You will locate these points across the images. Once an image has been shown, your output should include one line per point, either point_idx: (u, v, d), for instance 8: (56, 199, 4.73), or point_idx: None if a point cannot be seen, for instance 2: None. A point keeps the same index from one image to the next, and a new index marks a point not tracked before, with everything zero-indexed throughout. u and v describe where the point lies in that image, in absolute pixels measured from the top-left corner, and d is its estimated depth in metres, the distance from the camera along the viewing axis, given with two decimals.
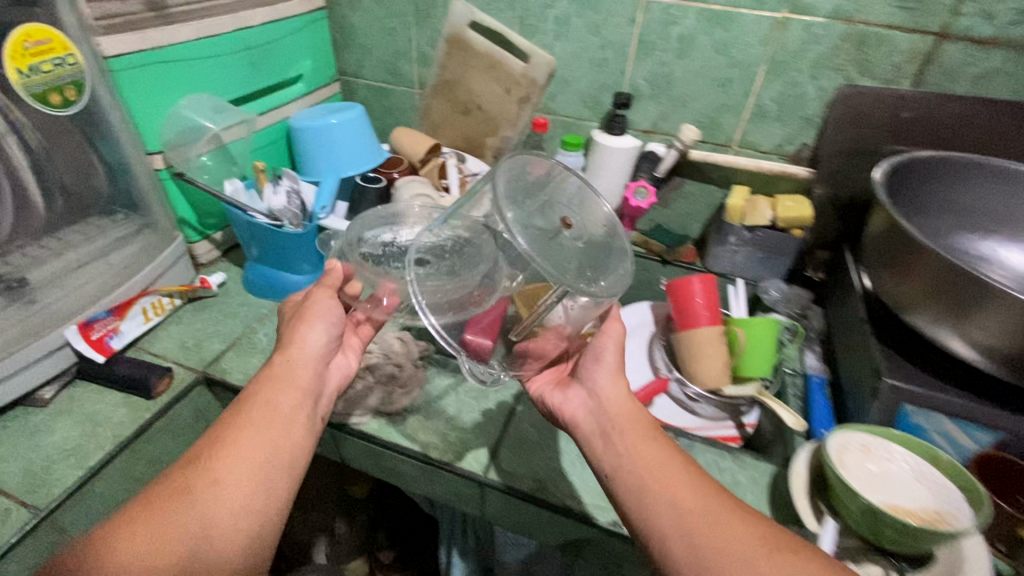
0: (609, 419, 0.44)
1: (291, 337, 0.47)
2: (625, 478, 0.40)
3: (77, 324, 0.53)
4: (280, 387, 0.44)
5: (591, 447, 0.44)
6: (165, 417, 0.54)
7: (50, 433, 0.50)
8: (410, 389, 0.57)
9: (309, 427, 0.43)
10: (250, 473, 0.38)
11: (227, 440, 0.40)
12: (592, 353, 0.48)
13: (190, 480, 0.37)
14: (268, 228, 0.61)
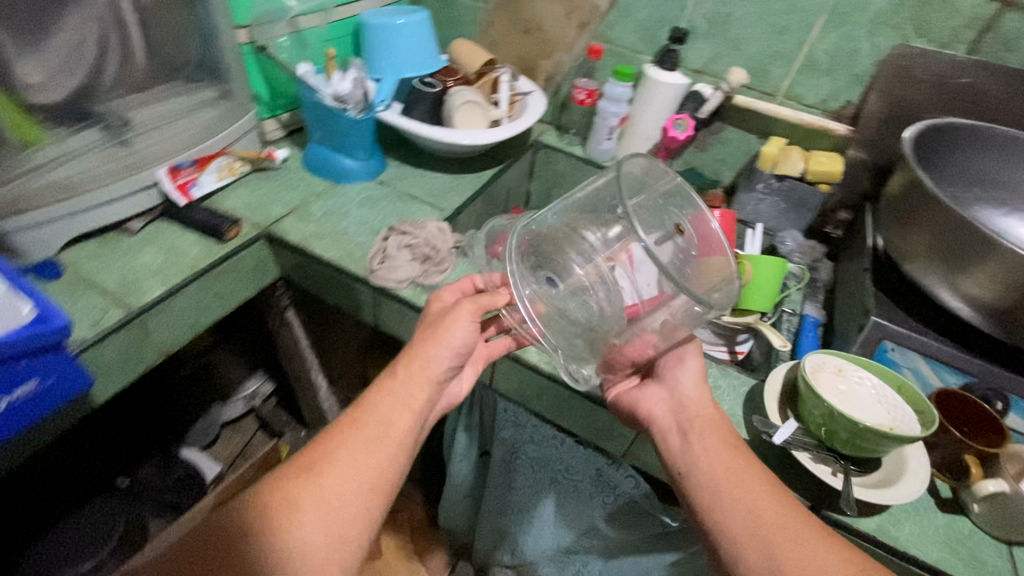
0: (688, 419, 0.49)
1: (417, 354, 0.49)
2: (701, 476, 0.46)
3: (166, 166, 0.62)
4: (392, 406, 0.47)
5: (665, 442, 0.50)
6: (232, 258, 0.62)
7: (140, 255, 0.59)
8: (443, 267, 0.62)
9: (408, 453, 0.47)
10: (350, 496, 0.43)
11: (339, 453, 0.44)
12: (675, 356, 0.53)
13: (302, 496, 0.41)
14: (333, 111, 0.68)
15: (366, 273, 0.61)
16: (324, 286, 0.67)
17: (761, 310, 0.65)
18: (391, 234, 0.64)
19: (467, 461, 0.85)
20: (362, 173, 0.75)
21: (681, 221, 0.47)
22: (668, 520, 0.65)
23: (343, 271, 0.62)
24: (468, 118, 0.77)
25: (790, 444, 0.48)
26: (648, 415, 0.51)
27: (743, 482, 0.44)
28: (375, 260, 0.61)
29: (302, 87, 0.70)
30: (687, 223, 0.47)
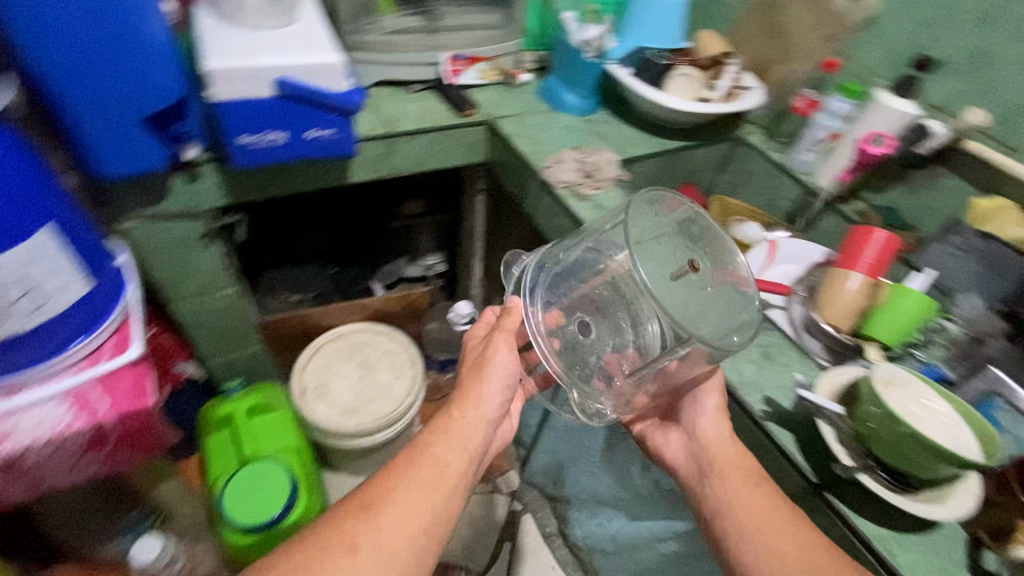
0: (706, 460, 0.53)
1: (471, 394, 0.55)
2: (727, 521, 0.49)
3: (448, 54, 0.86)
4: (449, 445, 0.52)
5: (692, 488, 0.54)
6: (461, 127, 0.83)
7: (408, 104, 0.84)
8: (599, 186, 0.74)
9: (462, 496, 0.51)
10: (408, 540, 0.46)
11: (396, 497, 0.48)
12: (692, 396, 0.55)
13: (359, 538, 0.45)
14: (575, 49, 0.84)
15: (540, 167, 0.75)
16: (508, 174, 0.85)
17: (883, 342, 0.60)
18: (574, 150, 0.78)
19: None
20: (576, 108, 0.89)
21: (698, 260, 0.51)
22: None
23: (525, 160, 0.78)
24: (681, 89, 0.87)
25: (824, 415, 0.50)
26: (674, 461, 0.57)
27: (759, 520, 0.47)
28: (553, 161, 0.76)
29: (561, 28, 0.87)
30: (702, 263, 0.51)
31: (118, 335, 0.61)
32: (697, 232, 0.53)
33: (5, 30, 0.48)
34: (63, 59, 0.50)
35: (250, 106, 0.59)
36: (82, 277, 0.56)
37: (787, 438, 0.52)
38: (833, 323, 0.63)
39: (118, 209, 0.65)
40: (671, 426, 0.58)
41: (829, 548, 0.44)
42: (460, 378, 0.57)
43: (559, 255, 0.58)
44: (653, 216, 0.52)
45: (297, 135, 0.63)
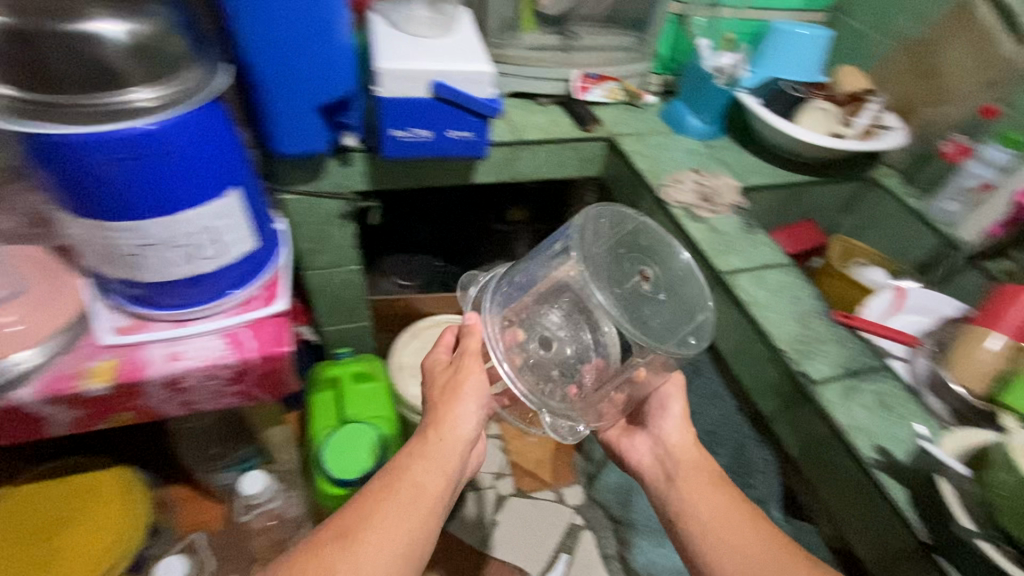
0: (671, 463, 0.59)
1: (447, 415, 0.55)
2: (690, 522, 0.54)
3: (580, 72, 0.90)
4: (428, 467, 0.53)
5: (657, 492, 0.59)
6: (582, 141, 0.87)
7: (535, 115, 0.89)
8: (716, 211, 0.74)
9: (439, 517, 0.52)
10: (385, 566, 0.47)
11: (374, 524, 0.49)
12: (658, 402, 0.62)
13: (337, 564, 0.46)
14: (707, 75, 0.85)
15: (658, 186, 0.77)
16: (623, 191, 0.87)
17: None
18: (692, 174, 0.79)
19: None
20: (698, 133, 0.90)
21: (647, 268, 0.57)
22: (776, 514, 0.70)
23: (641, 176, 0.80)
24: (814, 122, 0.84)
25: (947, 473, 0.47)
26: (638, 465, 0.62)
27: (729, 518, 0.53)
28: (671, 181, 0.78)
29: (694, 53, 0.89)
30: (650, 269, 0.57)
31: (268, 289, 0.70)
32: (648, 241, 0.57)
33: (235, 29, 0.59)
34: (272, 51, 0.60)
35: (408, 104, 0.66)
36: (252, 233, 0.64)
37: (900, 492, 0.49)
38: (965, 384, 0.58)
39: (278, 180, 0.76)
40: (635, 433, 0.64)
41: (788, 551, 0.49)
42: (433, 397, 0.57)
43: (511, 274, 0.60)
44: (597, 231, 0.55)
45: (439, 133, 0.70)
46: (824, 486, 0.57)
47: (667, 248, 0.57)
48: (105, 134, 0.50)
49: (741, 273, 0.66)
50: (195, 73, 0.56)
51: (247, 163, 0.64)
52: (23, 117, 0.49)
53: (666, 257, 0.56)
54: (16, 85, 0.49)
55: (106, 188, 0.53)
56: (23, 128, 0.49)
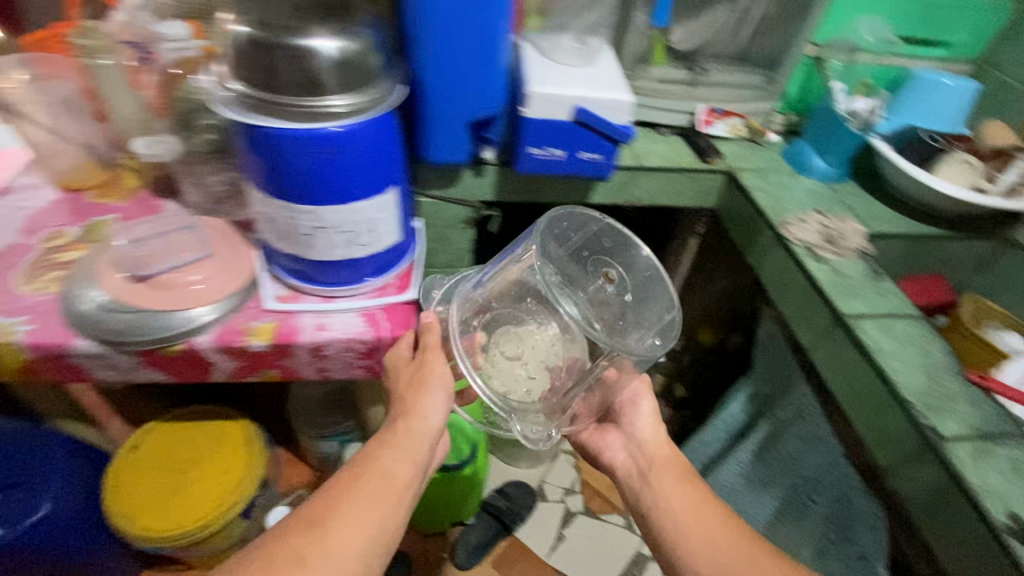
0: (645, 461, 0.68)
1: (416, 408, 0.64)
2: (661, 512, 0.62)
3: (706, 106, 0.92)
4: (395, 456, 0.60)
5: (631, 485, 0.67)
6: (702, 172, 0.89)
7: (656, 144, 0.92)
8: (840, 252, 0.74)
9: (405, 503, 0.58)
10: (355, 545, 0.53)
11: (345, 509, 0.54)
12: (631, 402, 0.73)
13: (309, 543, 0.51)
14: (840, 117, 0.85)
15: (779, 222, 0.77)
16: (739, 224, 0.88)
17: None
18: (816, 215, 0.79)
19: (725, 429, 0.94)
20: (822, 174, 0.90)
21: (609, 269, 0.71)
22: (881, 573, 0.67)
23: (761, 211, 0.81)
24: (954, 175, 0.81)
25: None
26: (613, 461, 0.71)
27: (697, 515, 0.60)
28: (795, 219, 0.78)
29: (827, 95, 0.89)
30: (612, 271, 0.71)
31: (400, 280, 0.78)
32: (613, 244, 0.71)
33: (412, 48, 0.66)
34: (440, 71, 0.68)
35: (549, 126, 0.72)
36: (397, 230, 0.73)
37: None
38: None
39: (418, 183, 0.84)
40: (609, 431, 0.73)
41: (748, 540, 0.58)
42: (402, 395, 0.66)
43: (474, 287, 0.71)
44: (564, 228, 0.69)
45: (572, 154, 0.75)
46: (945, 550, 0.54)
47: (629, 247, 0.69)
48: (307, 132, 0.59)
49: (866, 317, 0.66)
50: (381, 87, 0.64)
51: (403, 166, 0.72)
52: (248, 111, 0.59)
53: (625, 253, 0.69)
54: (247, 85, 0.59)
55: (294, 175, 0.62)
56: (246, 121, 0.59)
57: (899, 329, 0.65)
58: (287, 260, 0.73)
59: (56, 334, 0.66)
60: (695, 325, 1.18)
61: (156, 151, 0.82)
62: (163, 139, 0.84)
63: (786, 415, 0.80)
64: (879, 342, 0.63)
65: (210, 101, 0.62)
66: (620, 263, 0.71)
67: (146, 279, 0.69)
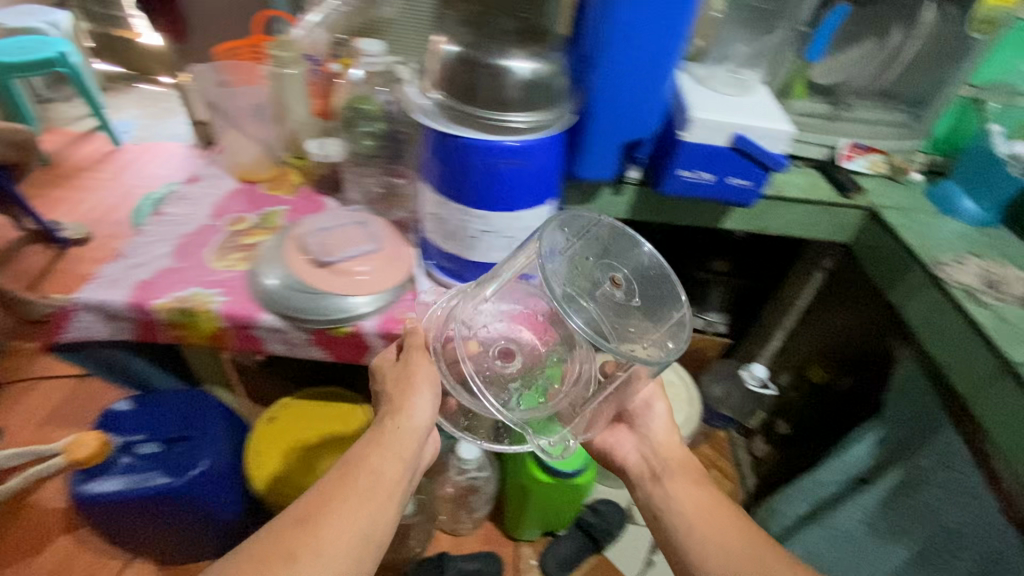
0: (659, 461, 0.70)
1: (402, 406, 0.60)
2: (676, 512, 0.64)
3: (849, 141, 0.92)
4: (384, 456, 0.57)
5: (643, 484, 0.69)
6: (842, 206, 0.89)
7: (792, 175, 0.93)
8: (1001, 297, 0.72)
9: (396, 503, 0.55)
10: (343, 549, 0.50)
11: (333, 509, 0.52)
12: (645, 407, 0.74)
13: (296, 549, 0.48)
14: (999, 159, 0.83)
15: (932, 261, 0.77)
16: (881, 260, 0.86)
17: None
18: (971, 257, 0.78)
19: (844, 471, 0.91)
20: (971, 217, 0.87)
21: (616, 274, 0.63)
22: None
23: (911, 250, 0.80)
24: None
25: None
26: (626, 461, 0.73)
27: (708, 517, 0.62)
28: (949, 259, 0.78)
29: (983, 137, 0.87)
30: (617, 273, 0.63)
31: None
32: (617, 243, 0.64)
33: (586, 73, 0.70)
34: (608, 95, 0.71)
35: (705, 150, 0.74)
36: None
37: None
38: None
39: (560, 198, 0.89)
40: (622, 430, 0.75)
41: (762, 541, 0.59)
42: (389, 395, 0.62)
43: (479, 294, 0.69)
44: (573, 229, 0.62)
45: (721, 178, 0.77)
46: None
47: (630, 244, 0.64)
48: (490, 144, 0.65)
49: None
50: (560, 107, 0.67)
51: (557, 183, 0.74)
52: (442, 119, 0.66)
53: (629, 251, 0.64)
54: (446, 96, 0.66)
55: (474, 179, 0.68)
56: (439, 128, 0.66)
57: None
58: (442, 259, 0.79)
59: (247, 306, 0.73)
60: (805, 362, 1.16)
61: (325, 151, 0.92)
62: (331, 142, 0.93)
63: (924, 463, 0.77)
64: None
65: (410, 108, 0.70)
66: (623, 264, 0.64)
67: (326, 264, 0.76)
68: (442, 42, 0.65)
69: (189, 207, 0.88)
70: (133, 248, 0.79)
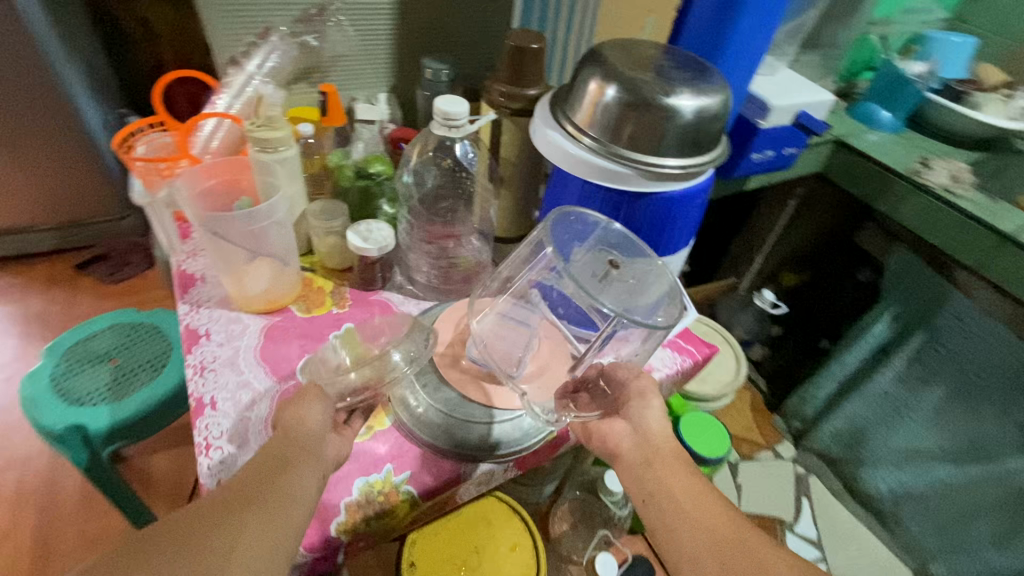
0: (653, 449, 0.52)
1: (299, 413, 0.52)
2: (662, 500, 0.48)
3: None
4: (286, 437, 0.50)
5: (633, 472, 0.51)
6: (821, 145, 1.07)
7: None
8: (960, 182, 0.98)
9: (315, 465, 0.49)
10: (259, 515, 0.43)
11: (236, 485, 0.45)
12: (638, 392, 0.56)
13: (203, 523, 0.41)
14: (909, 79, 1.05)
15: (916, 175, 0.99)
16: (860, 180, 1.06)
17: None
18: (922, 164, 1.01)
19: (867, 345, 1.17)
20: (891, 127, 1.09)
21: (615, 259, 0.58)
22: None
23: (890, 168, 1.01)
24: (992, 107, 1.06)
25: None
26: (615, 449, 0.54)
27: (711, 509, 0.47)
28: (922, 168, 1.00)
29: (891, 62, 1.08)
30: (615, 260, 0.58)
31: None
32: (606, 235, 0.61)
33: None
34: None
35: (777, 132, 0.80)
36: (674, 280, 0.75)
37: None
38: None
39: None
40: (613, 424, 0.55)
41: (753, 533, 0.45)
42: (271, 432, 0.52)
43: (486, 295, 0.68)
44: (564, 240, 0.59)
45: (780, 154, 0.85)
46: None
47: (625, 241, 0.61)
48: (670, 195, 0.61)
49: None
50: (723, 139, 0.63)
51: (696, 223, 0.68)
52: (622, 175, 0.59)
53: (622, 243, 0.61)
54: (609, 145, 0.59)
55: (652, 230, 0.64)
56: (630, 189, 0.60)
57: None
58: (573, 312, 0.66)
59: (440, 468, 0.59)
60: (778, 268, 1.35)
61: (379, 241, 0.72)
62: (373, 226, 0.73)
63: (947, 320, 1.03)
64: None
65: (552, 158, 0.62)
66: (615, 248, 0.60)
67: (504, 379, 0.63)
68: (601, 85, 0.58)
69: (231, 377, 0.63)
70: (223, 473, 0.56)
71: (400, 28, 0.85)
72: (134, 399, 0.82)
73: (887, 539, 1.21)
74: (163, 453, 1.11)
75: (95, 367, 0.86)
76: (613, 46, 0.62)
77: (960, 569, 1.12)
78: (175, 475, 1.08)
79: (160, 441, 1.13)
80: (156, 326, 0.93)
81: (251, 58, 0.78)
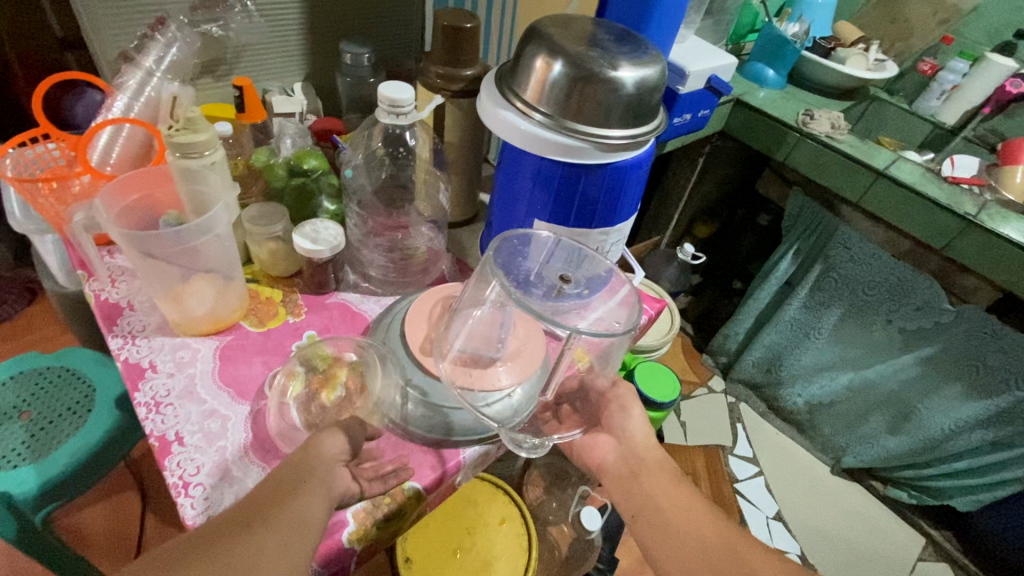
0: (638, 460, 0.63)
1: (303, 446, 0.50)
2: (649, 505, 0.59)
3: None
4: (293, 461, 0.49)
5: (621, 484, 0.62)
6: (723, 105, 1.16)
7: None
8: (839, 129, 1.12)
9: (328, 481, 0.48)
10: (286, 520, 0.45)
11: (263, 494, 0.46)
12: (618, 406, 0.66)
13: (241, 527, 0.44)
14: (788, 40, 1.15)
15: (805, 126, 1.12)
16: (759, 133, 1.17)
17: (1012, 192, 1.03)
18: (807, 115, 1.14)
19: (777, 281, 1.31)
20: (776, 84, 1.21)
21: (573, 276, 0.65)
22: (910, 326, 1.15)
23: (783, 121, 1.13)
24: (854, 61, 1.22)
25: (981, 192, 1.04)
26: (603, 464, 0.65)
27: (685, 509, 0.57)
28: (810, 119, 1.13)
29: (772, 23, 1.17)
30: (572, 278, 0.65)
31: None
32: (565, 253, 0.67)
33: None
34: None
35: (694, 97, 0.87)
36: (622, 250, 0.77)
37: (1012, 226, 0.96)
38: (1002, 188, 1.04)
39: None
40: (599, 438, 0.66)
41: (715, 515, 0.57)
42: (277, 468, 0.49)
43: (471, 291, 0.63)
44: (515, 263, 0.64)
45: (694, 116, 0.92)
46: (992, 266, 0.96)
47: (583, 255, 0.66)
48: (620, 165, 0.64)
49: (896, 158, 1.09)
50: (659, 112, 0.67)
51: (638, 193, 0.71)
52: (580, 151, 0.61)
53: (579, 259, 0.66)
54: (559, 119, 0.61)
55: (604, 202, 0.67)
56: (585, 161, 0.62)
57: (910, 167, 1.07)
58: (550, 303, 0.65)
59: (438, 458, 0.59)
60: (691, 223, 1.47)
61: (329, 240, 0.68)
62: (319, 224, 0.69)
63: (841, 254, 1.18)
64: (913, 180, 1.04)
65: (504, 134, 0.63)
66: (574, 265, 0.66)
67: (482, 379, 0.59)
68: (548, 61, 0.59)
69: (193, 408, 0.58)
70: (212, 509, 0.52)
71: (310, 11, 0.80)
72: (61, 453, 0.74)
73: (807, 443, 1.43)
74: (96, 506, 1.02)
75: (2, 425, 0.77)
76: (551, 26, 0.62)
77: (865, 458, 1.33)
78: (117, 525, 1.01)
79: (94, 493, 1.04)
80: (67, 369, 0.84)
81: (147, 53, 0.69)
